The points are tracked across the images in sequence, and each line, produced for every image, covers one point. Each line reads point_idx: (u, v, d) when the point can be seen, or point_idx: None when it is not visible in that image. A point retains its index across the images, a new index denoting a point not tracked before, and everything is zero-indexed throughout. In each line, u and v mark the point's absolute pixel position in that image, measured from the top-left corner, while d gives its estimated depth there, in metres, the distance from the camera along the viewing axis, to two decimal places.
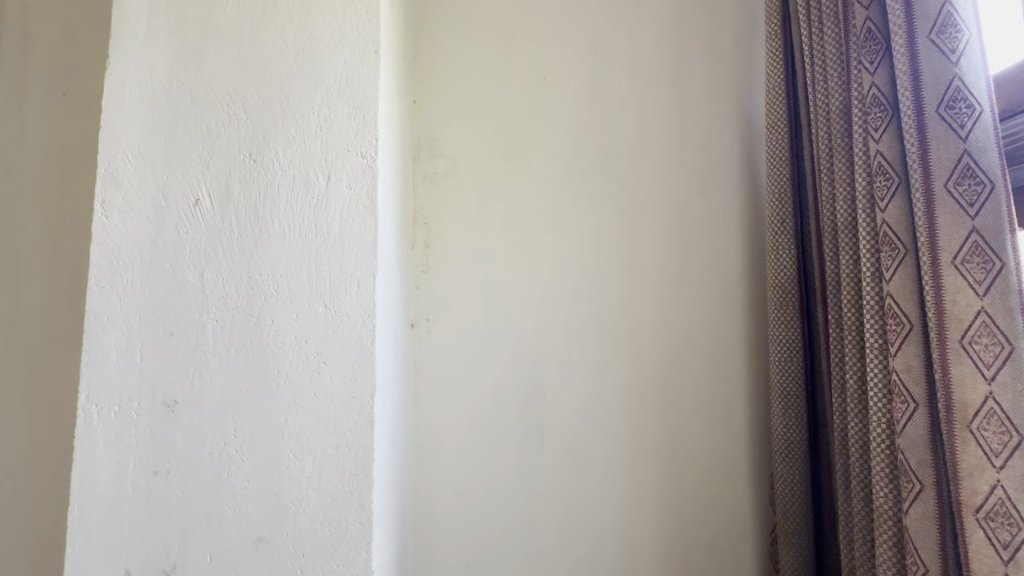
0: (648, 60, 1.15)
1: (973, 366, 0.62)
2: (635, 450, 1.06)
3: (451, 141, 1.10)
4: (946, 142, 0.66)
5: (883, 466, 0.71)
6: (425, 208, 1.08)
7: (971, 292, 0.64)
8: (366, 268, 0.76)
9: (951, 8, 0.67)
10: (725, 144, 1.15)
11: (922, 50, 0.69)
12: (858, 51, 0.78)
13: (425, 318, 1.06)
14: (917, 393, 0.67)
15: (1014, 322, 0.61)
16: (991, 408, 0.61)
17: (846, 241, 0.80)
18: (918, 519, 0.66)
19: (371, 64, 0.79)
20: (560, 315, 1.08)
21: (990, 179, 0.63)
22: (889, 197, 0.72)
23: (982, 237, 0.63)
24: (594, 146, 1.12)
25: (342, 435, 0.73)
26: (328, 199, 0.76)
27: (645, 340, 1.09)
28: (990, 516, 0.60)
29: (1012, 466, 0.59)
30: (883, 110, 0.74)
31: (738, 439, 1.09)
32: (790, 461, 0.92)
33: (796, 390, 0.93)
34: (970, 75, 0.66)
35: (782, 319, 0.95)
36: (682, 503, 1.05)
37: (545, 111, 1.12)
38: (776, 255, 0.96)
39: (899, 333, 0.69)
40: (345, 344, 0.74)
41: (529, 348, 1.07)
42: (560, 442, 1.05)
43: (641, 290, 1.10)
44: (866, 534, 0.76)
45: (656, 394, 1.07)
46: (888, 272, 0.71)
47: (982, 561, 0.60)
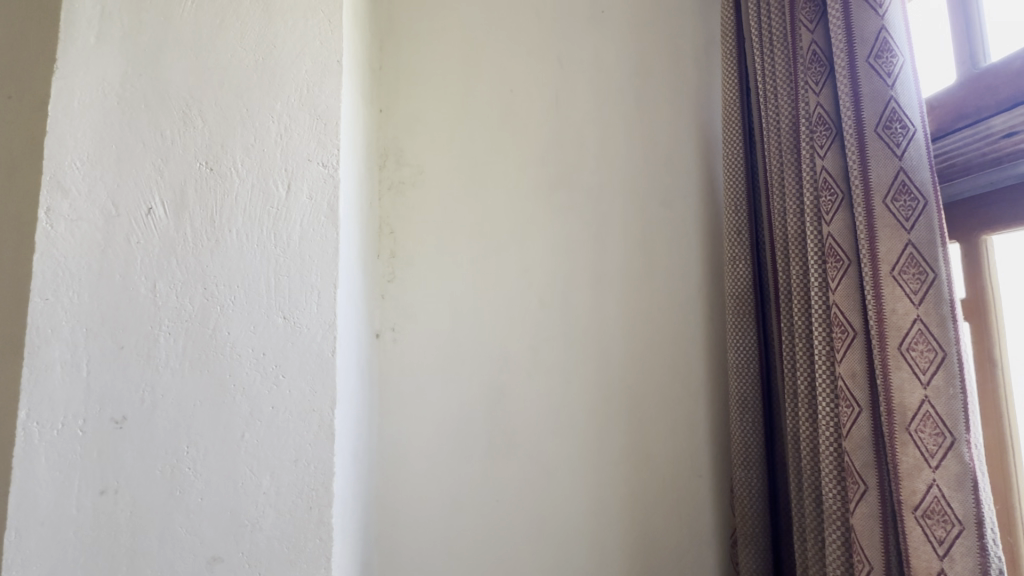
0: (613, 74, 1.18)
1: (910, 372, 0.66)
2: (601, 457, 1.07)
3: (418, 151, 1.10)
4: (884, 160, 0.70)
5: (831, 468, 0.74)
6: (390, 217, 1.07)
7: (907, 302, 0.67)
8: (327, 279, 0.75)
9: (887, 34, 0.71)
10: (686, 157, 1.19)
11: (862, 73, 0.73)
12: (805, 72, 0.82)
13: (390, 328, 1.05)
14: (861, 398, 0.70)
15: (947, 330, 0.64)
16: (927, 411, 0.64)
17: (796, 252, 0.84)
18: (863, 519, 0.69)
19: (334, 73, 0.78)
20: (527, 324, 1.09)
21: (924, 195, 0.67)
22: (834, 211, 0.76)
23: (917, 250, 0.67)
24: (560, 158, 1.14)
25: (302, 448, 0.71)
26: (288, 209, 0.75)
27: (611, 348, 1.10)
28: (926, 514, 0.63)
29: (946, 466, 0.63)
30: (827, 128, 0.78)
31: (701, 445, 1.11)
32: (748, 465, 0.95)
33: (752, 395, 0.96)
34: (905, 97, 0.70)
35: (739, 326, 0.98)
36: (647, 508, 1.07)
37: (512, 122, 1.13)
38: (733, 265, 1.00)
39: (844, 341, 0.73)
40: (305, 356, 0.73)
41: (496, 357, 1.07)
42: (528, 451, 1.05)
43: (606, 299, 1.12)
44: (817, 534, 0.79)
45: (621, 401, 1.09)
46: (833, 283, 0.75)
47: (920, 557, 0.63)
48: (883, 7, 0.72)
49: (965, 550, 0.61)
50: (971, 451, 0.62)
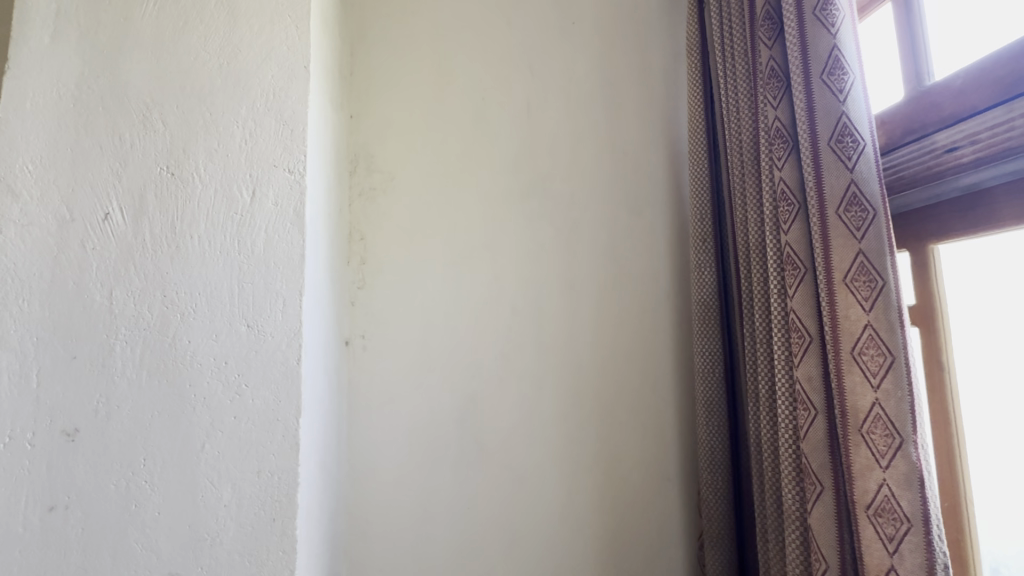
0: (583, 85, 1.20)
1: (862, 375, 0.69)
2: (572, 463, 1.08)
3: (389, 157, 1.09)
4: (837, 172, 0.73)
5: (791, 469, 0.76)
6: (361, 223, 1.07)
7: (859, 308, 0.70)
8: (292, 286, 0.74)
9: (839, 52, 0.75)
10: (654, 166, 1.21)
11: (816, 89, 0.76)
12: (764, 86, 0.85)
13: (360, 335, 1.04)
14: (817, 401, 0.73)
15: (895, 335, 0.67)
16: (878, 413, 0.67)
17: (758, 260, 0.87)
18: (820, 519, 0.71)
19: (301, 79, 0.78)
20: (499, 331, 1.09)
21: (873, 206, 0.70)
22: (791, 221, 0.78)
23: (867, 259, 0.70)
24: (532, 166, 1.15)
25: (265, 459, 0.70)
26: (253, 215, 0.74)
27: (581, 354, 1.12)
28: (878, 512, 0.66)
29: (895, 465, 0.65)
30: (784, 141, 0.81)
31: (669, 449, 1.13)
32: (713, 468, 0.97)
33: (718, 398, 0.98)
34: (856, 112, 0.73)
35: (705, 332, 1.01)
36: (617, 512, 1.08)
37: (483, 130, 1.14)
38: (699, 272, 1.02)
39: (801, 346, 0.75)
40: (269, 365, 0.72)
41: (468, 364, 1.07)
42: (499, 457, 1.05)
43: (578, 306, 1.13)
44: (778, 534, 0.81)
45: (591, 406, 1.10)
46: (791, 290, 0.77)
47: (872, 554, 0.65)
48: (835, 26, 0.75)
49: (913, 547, 0.63)
50: (918, 451, 0.65)
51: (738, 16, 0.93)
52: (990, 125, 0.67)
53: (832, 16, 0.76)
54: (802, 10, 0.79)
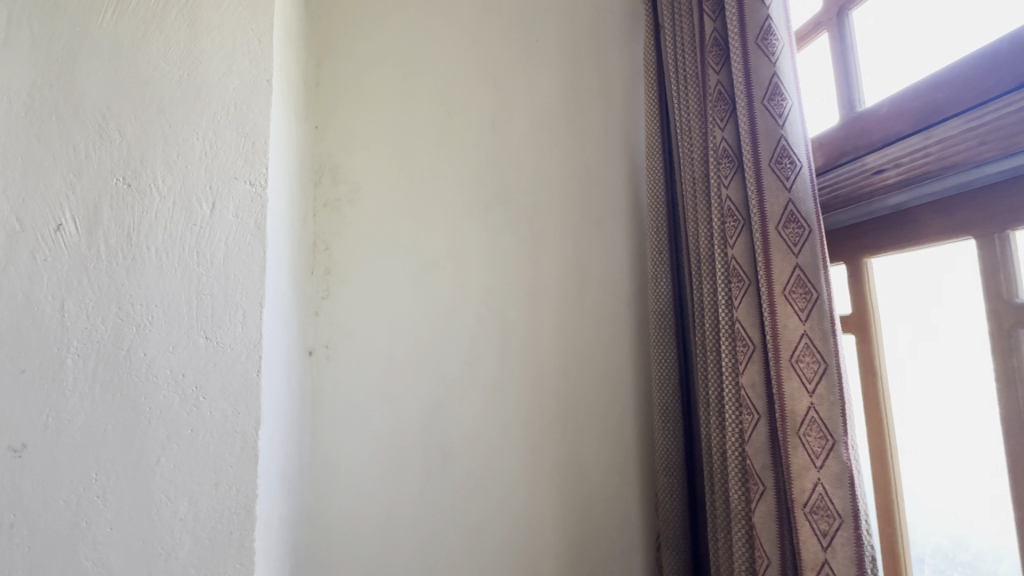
0: (547, 100, 1.24)
1: (799, 381, 0.73)
2: (535, 468, 1.10)
3: (355, 168, 1.10)
4: (776, 190, 0.78)
5: (737, 470, 0.81)
6: (325, 233, 1.07)
7: (796, 318, 0.75)
8: (252, 298, 0.74)
9: (778, 79, 0.80)
10: (615, 180, 1.26)
11: (758, 112, 0.81)
12: (712, 108, 0.90)
13: (324, 345, 1.04)
14: (760, 406, 0.78)
15: (828, 343, 0.72)
16: (813, 416, 0.72)
17: (708, 272, 0.91)
18: (763, 517, 0.75)
19: (263, 91, 0.78)
20: (463, 339, 1.11)
21: (809, 223, 0.76)
22: (737, 236, 0.83)
23: (804, 272, 0.75)
24: (496, 178, 1.18)
25: (222, 471, 0.70)
26: (212, 227, 0.74)
27: (544, 362, 1.15)
28: (813, 509, 0.70)
29: (828, 465, 0.70)
30: (730, 161, 0.86)
31: (630, 453, 1.16)
32: (669, 471, 1.01)
33: (673, 403, 1.02)
34: (793, 136, 0.78)
35: (661, 340, 1.05)
36: (579, 516, 1.11)
37: (449, 142, 1.16)
38: (655, 282, 1.07)
39: (746, 354, 0.80)
40: (227, 376, 0.72)
41: (432, 372, 1.09)
42: (463, 465, 1.07)
43: (541, 314, 1.16)
44: (726, 532, 0.85)
45: (554, 412, 1.13)
46: (737, 301, 0.82)
47: (808, 549, 0.70)
48: (774, 55, 0.81)
49: (844, 541, 0.68)
50: (849, 452, 0.70)
51: (690, 41, 0.98)
52: (911, 150, 0.71)
53: (772, 45, 0.81)
54: (745, 39, 0.84)
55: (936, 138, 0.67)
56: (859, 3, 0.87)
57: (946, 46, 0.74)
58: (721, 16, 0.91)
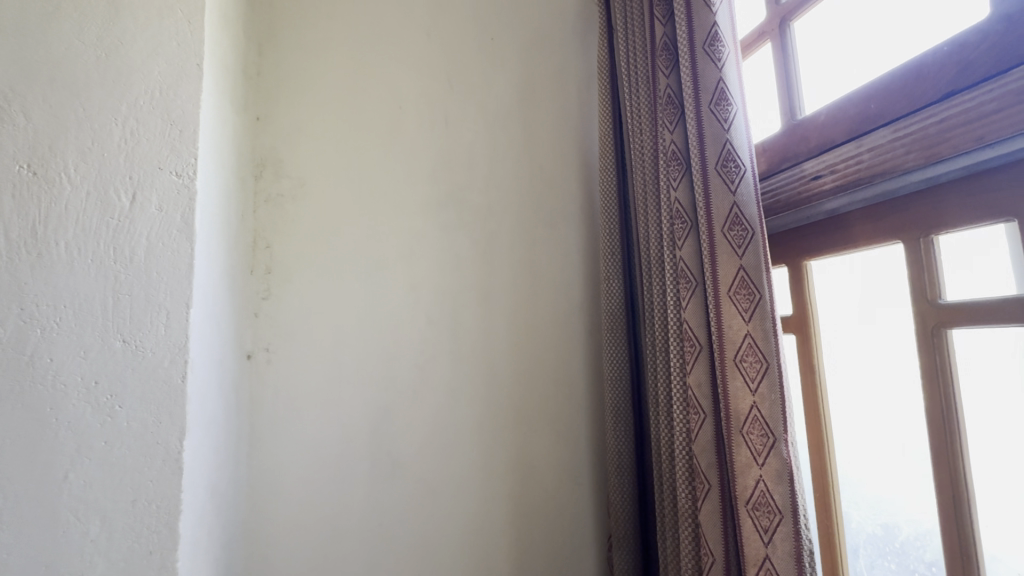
0: (501, 100, 1.23)
1: (743, 381, 0.74)
2: (487, 473, 1.08)
3: (299, 162, 1.05)
4: (722, 193, 0.80)
5: (684, 470, 0.82)
6: (266, 230, 1.01)
7: (740, 319, 0.76)
8: (177, 298, 0.69)
9: (724, 85, 0.82)
10: (569, 180, 1.26)
11: (705, 117, 0.82)
12: (662, 112, 0.91)
13: (264, 348, 0.99)
14: (706, 405, 0.79)
15: (769, 343, 0.74)
16: (755, 415, 0.73)
17: (658, 273, 0.92)
18: (708, 514, 0.76)
19: (192, 77, 0.73)
20: (413, 341, 1.08)
21: (752, 226, 0.77)
22: (685, 237, 0.84)
23: (747, 273, 0.77)
24: (449, 177, 1.16)
25: (141, 486, 0.64)
26: (132, 221, 0.68)
27: (497, 364, 1.13)
28: (755, 506, 0.71)
29: (769, 462, 0.72)
30: (679, 164, 0.87)
31: (582, 455, 1.16)
32: (620, 472, 1.01)
33: (624, 403, 1.03)
34: (738, 140, 0.80)
35: (613, 340, 1.05)
36: (531, 520, 1.10)
37: (400, 139, 1.13)
38: (607, 283, 1.07)
39: (693, 355, 0.81)
40: (148, 383, 0.66)
41: (381, 376, 1.05)
42: (413, 471, 1.04)
43: (494, 316, 1.15)
44: (674, 531, 0.86)
45: (506, 415, 1.12)
46: (684, 301, 0.83)
47: (751, 545, 0.70)
48: (720, 62, 0.83)
49: (784, 536, 0.70)
50: (789, 448, 0.72)
51: (641, 45, 0.99)
52: (845, 157, 0.74)
53: (718, 51, 0.83)
54: (693, 44, 0.85)
55: (867, 146, 0.70)
56: (800, 14, 0.90)
57: (878, 58, 0.77)
58: (671, 21, 0.92)
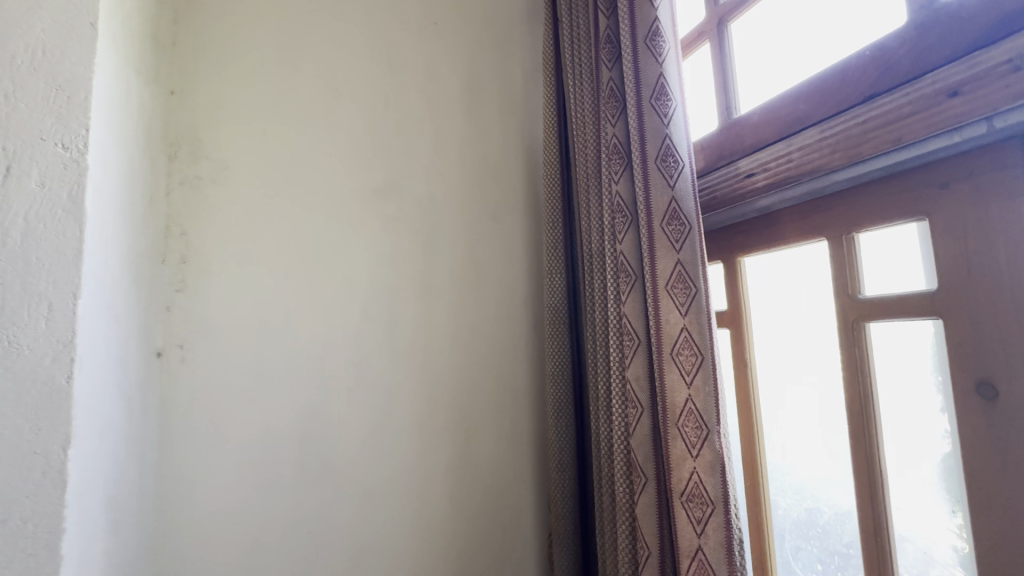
0: (444, 88, 1.18)
1: (678, 374, 0.75)
2: (426, 474, 1.04)
3: (221, 142, 0.97)
4: (661, 188, 0.80)
5: (622, 463, 0.82)
6: (180, 215, 0.92)
7: (677, 313, 0.77)
8: (62, 287, 0.60)
9: (664, 80, 0.82)
10: (514, 174, 1.23)
11: (645, 111, 0.82)
12: (605, 105, 0.91)
13: (177, 345, 0.90)
14: (643, 399, 0.79)
15: (704, 336, 0.75)
16: (690, 408, 0.74)
17: (599, 267, 0.92)
18: (644, 508, 0.76)
19: (84, 38, 0.64)
20: (347, 337, 1.02)
21: (689, 221, 0.78)
22: (625, 231, 0.84)
23: (684, 267, 0.77)
24: (388, 166, 1.10)
25: (15, 503, 0.55)
26: (6, 197, 0.59)
27: (438, 361, 1.09)
28: (689, 498, 0.72)
29: (703, 454, 0.72)
30: (620, 158, 0.87)
31: (524, 453, 1.15)
32: (561, 468, 1.00)
33: (566, 398, 1.02)
34: (677, 135, 0.80)
35: (556, 335, 1.04)
36: (471, 520, 1.07)
37: (335, 123, 1.06)
38: (550, 278, 1.06)
39: (632, 349, 0.81)
40: (24, 384, 0.57)
41: (312, 374, 0.98)
42: (346, 475, 0.98)
43: (434, 311, 1.11)
44: (612, 526, 0.86)
45: (447, 412, 1.08)
46: (624, 295, 0.83)
47: (684, 536, 0.71)
48: (661, 57, 0.83)
49: (716, 527, 0.71)
50: (722, 440, 0.73)
51: (585, 37, 0.98)
52: (776, 156, 0.76)
53: (659, 46, 0.83)
54: (635, 38, 0.85)
55: (797, 145, 0.72)
56: (737, 15, 0.92)
57: (808, 61, 0.79)
58: (614, 14, 0.92)
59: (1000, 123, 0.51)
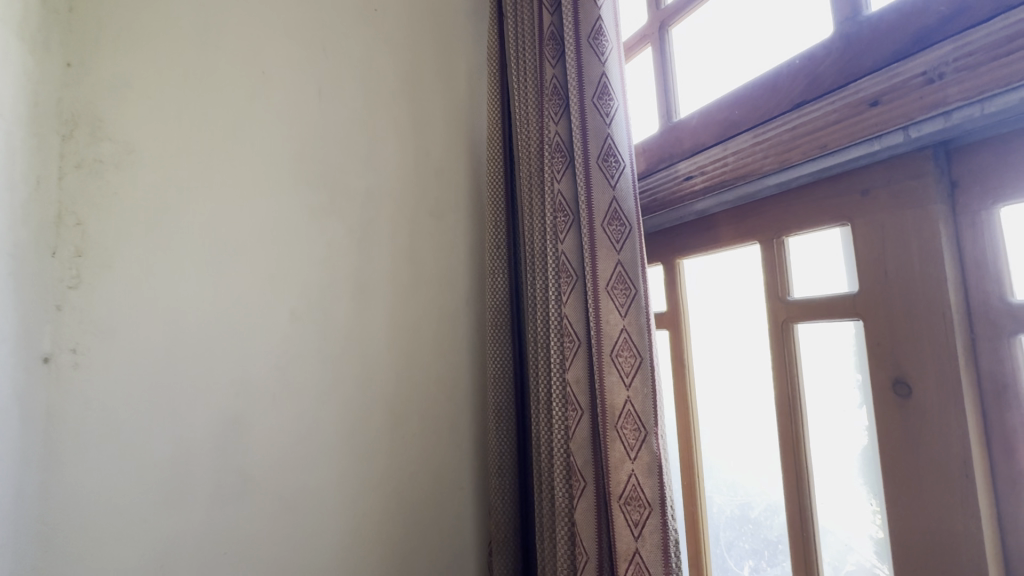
0: (383, 79, 1.13)
1: (618, 376, 0.74)
2: (360, 484, 0.99)
3: (127, 124, 0.87)
4: (602, 187, 0.79)
5: (561, 468, 0.80)
6: (76, 203, 0.82)
7: (617, 314, 0.76)
8: None
9: (606, 80, 0.81)
10: (456, 171, 1.20)
11: (588, 109, 0.81)
12: (547, 102, 0.89)
13: (69, 349, 0.79)
14: (583, 401, 0.78)
15: (642, 337, 0.75)
16: (629, 410, 0.73)
17: (540, 267, 0.90)
18: (583, 512, 0.75)
19: None
20: (273, 340, 0.95)
21: (629, 221, 0.78)
22: (567, 231, 0.83)
23: (624, 268, 0.77)
24: (322, 157, 1.04)
25: None
26: None
27: (375, 365, 1.04)
28: (627, 501, 0.71)
29: (641, 456, 0.72)
30: (562, 156, 0.85)
31: (465, 458, 1.11)
32: (501, 474, 0.98)
33: (507, 400, 1.00)
34: (618, 135, 0.80)
35: (497, 336, 1.02)
36: (408, 531, 1.02)
37: (262, 110, 0.99)
38: (492, 278, 1.03)
39: (572, 350, 0.79)
40: None
41: (231, 380, 0.90)
42: (269, 488, 0.91)
43: (370, 311, 1.05)
44: (551, 531, 0.84)
45: (382, 418, 1.03)
46: (565, 296, 0.81)
47: (622, 541, 0.70)
48: (603, 56, 0.82)
49: (653, 529, 0.70)
50: (659, 442, 0.73)
51: (529, 33, 0.96)
52: (713, 160, 0.76)
53: (602, 45, 0.82)
54: (578, 35, 0.84)
55: (732, 149, 0.73)
56: (677, 20, 0.93)
57: (742, 67, 0.81)
58: (558, 11, 0.91)
59: (915, 133, 0.54)
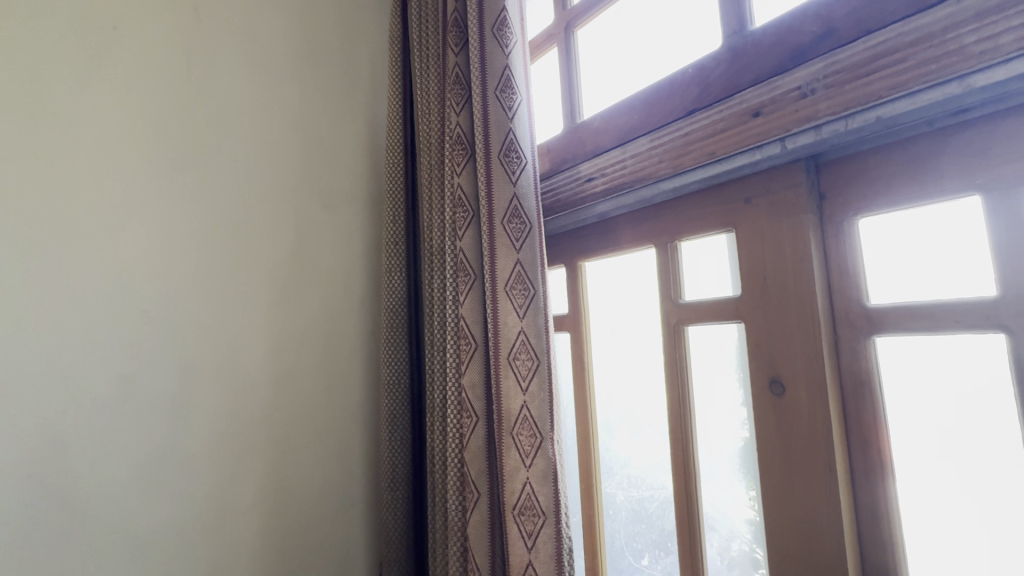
0: (270, 54, 1.02)
1: (515, 380, 0.71)
2: (228, 505, 0.86)
3: None
4: (502, 183, 0.75)
5: (455, 478, 0.75)
6: None
7: (514, 315, 0.73)
8: None
9: (510, 73, 0.78)
10: (354, 160, 1.11)
11: (490, 100, 0.77)
12: (449, 91, 0.84)
13: None
14: (478, 407, 0.73)
15: (540, 340, 0.73)
16: (525, 415, 0.70)
17: (438, 265, 0.85)
18: (476, 526, 0.71)
19: None
20: (118, 343, 0.80)
21: (529, 219, 0.75)
22: (466, 227, 0.78)
23: (523, 268, 0.74)
24: (190, 134, 0.90)
25: None
26: None
27: (251, 371, 0.92)
28: (521, 511, 0.67)
29: (536, 463, 0.69)
30: (462, 150, 0.81)
31: (356, 469, 1.02)
32: (393, 486, 0.91)
33: (402, 407, 0.93)
34: (520, 132, 0.77)
35: (393, 337, 0.95)
36: (287, 555, 0.92)
37: (112, 72, 0.84)
38: (388, 276, 0.96)
39: (468, 354, 0.75)
40: None
41: (58, 392, 0.75)
42: (107, 518, 0.76)
43: (246, 311, 0.93)
44: (443, 546, 0.78)
45: (258, 429, 0.91)
46: (462, 296, 0.76)
47: (515, 553, 0.66)
48: (507, 48, 0.79)
49: (546, 539, 0.67)
50: (555, 446, 0.71)
51: (432, 19, 0.91)
52: (613, 162, 0.76)
53: (506, 37, 0.79)
54: (482, 22, 0.80)
55: (631, 152, 0.73)
56: (582, 23, 0.93)
57: (641, 73, 0.82)
58: None
59: (791, 144, 0.56)
